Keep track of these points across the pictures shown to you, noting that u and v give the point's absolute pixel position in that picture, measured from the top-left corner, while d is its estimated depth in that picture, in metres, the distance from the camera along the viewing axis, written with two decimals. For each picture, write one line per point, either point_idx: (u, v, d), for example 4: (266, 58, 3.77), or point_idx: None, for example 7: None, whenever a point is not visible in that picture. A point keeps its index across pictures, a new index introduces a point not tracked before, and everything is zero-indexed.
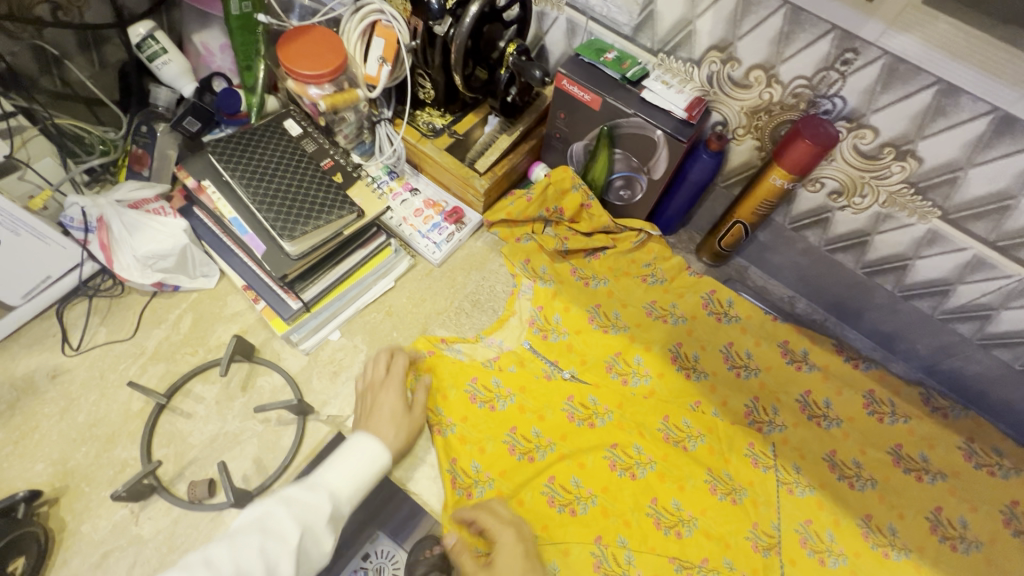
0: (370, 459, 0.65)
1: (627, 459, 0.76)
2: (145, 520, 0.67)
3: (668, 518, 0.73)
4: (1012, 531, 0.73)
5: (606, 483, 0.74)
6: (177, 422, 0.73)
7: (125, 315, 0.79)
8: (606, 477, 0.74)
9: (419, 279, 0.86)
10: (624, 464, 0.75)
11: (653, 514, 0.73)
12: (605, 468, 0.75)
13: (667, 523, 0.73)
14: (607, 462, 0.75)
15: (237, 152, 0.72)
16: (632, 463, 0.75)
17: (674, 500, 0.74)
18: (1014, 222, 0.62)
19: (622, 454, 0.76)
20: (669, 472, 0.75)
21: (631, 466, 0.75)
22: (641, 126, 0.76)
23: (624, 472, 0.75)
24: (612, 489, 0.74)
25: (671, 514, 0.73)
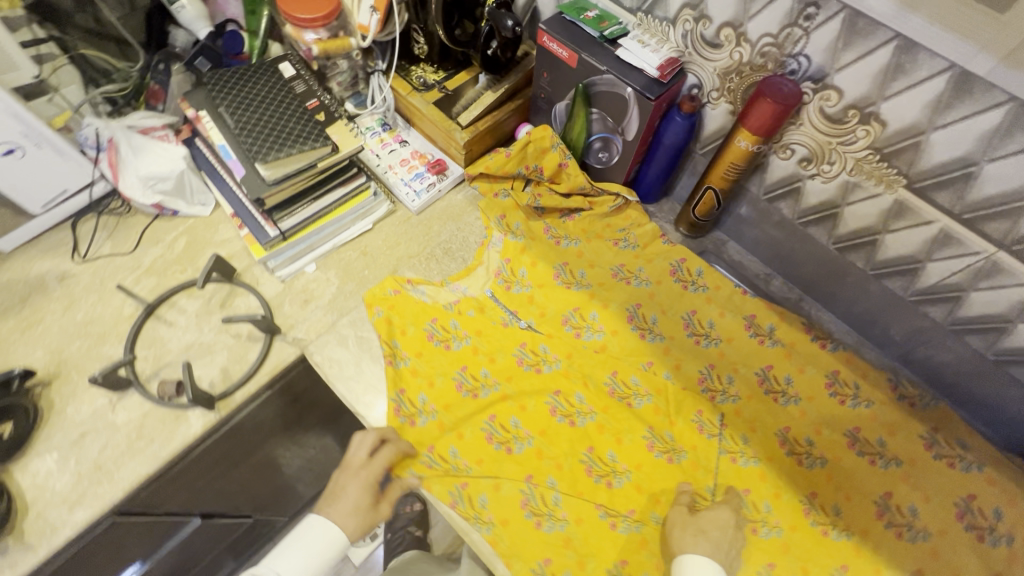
0: (321, 545, 0.65)
1: (568, 406, 0.77)
2: (120, 409, 0.74)
3: (601, 467, 0.74)
4: (965, 524, 0.69)
5: (545, 427, 0.76)
6: (159, 329, 0.80)
7: (129, 232, 0.87)
8: (545, 421, 0.76)
9: (397, 224, 0.91)
10: (565, 411, 0.77)
11: (586, 462, 0.74)
12: (544, 413, 0.77)
13: (600, 472, 0.74)
14: (548, 408, 0.77)
15: (232, 87, 0.79)
16: (573, 411, 0.77)
17: (610, 451, 0.75)
18: (979, 192, 0.59)
19: (564, 401, 0.78)
20: (608, 424, 0.77)
21: (571, 414, 0.77)
22: (614, 84, 0.77)
23: (563, 419, 0.77)
24: (550, 433, 0.76)
25: (605, 464, 0.74)
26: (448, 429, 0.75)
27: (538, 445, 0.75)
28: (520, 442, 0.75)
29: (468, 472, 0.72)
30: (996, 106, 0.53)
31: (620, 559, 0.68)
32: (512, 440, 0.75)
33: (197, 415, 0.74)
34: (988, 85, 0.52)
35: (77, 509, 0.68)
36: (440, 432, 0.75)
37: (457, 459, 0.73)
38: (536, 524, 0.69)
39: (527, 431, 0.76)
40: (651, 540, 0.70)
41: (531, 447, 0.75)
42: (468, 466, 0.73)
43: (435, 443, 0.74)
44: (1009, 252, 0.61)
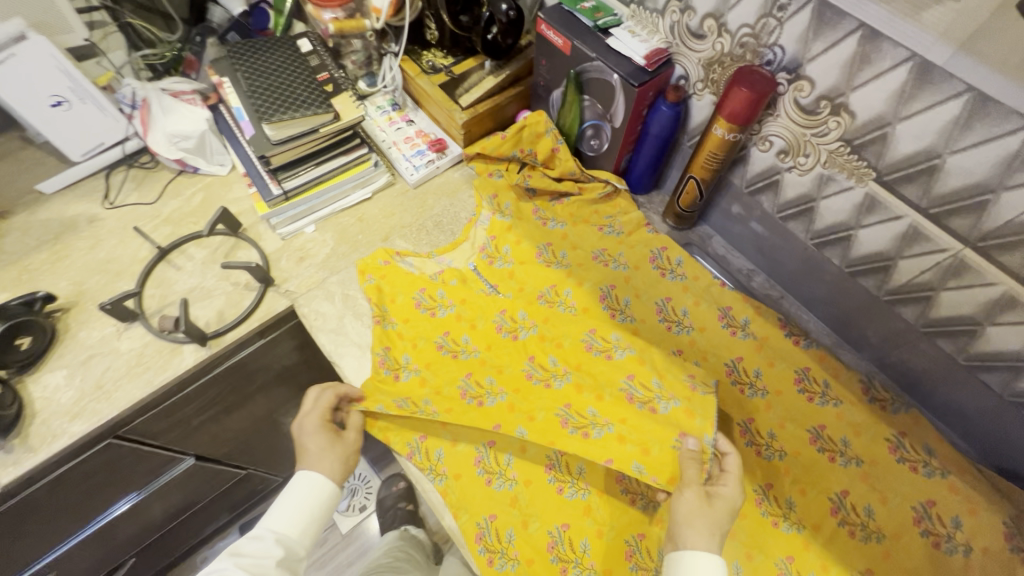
0: (311, 494, 0.69)
1: (544, 369, 0.78)
2: (125, 338, 0.82)
3: (578, 420, 0.73)
4: (921, 530, 0.68)
5: (520, 386, 0.78)
6: (168, 271, 0.87)
7: (153, 185, 0.96)
8: (519, 382, 0.78)
9: (394, 196, 0.96)
10: (541, 375, 0.78)
11: (562, 416, 0.73)
12: (520, 376, 0.78)
13: (576, 424, 0.73)
14: (523, 372, 0.79)
15: (251, 56, 0.87)
16: (548, 374, 0.78)
17: (590, 407, 0.73)
18: (943, 187, 0.59)
19: (539, 367, 0.79)
20: (585, 381, 0.76)
21: (547, 377, 0.78)
22: (602, 71, 0.80)
23: (539, 381, 0.77)
24: (524, 391, 0.77)
25: (582, 418, 0.73)
26: (425, 386, 0.78)
27: (510, 400, 0.76)
28: (493, 397, 0.77)
29: (438, 429, 0.76)
30: (955, 96, 0.53)
31: (562, 521, 0.72)
32: (484, 396, 0.77)
33: (191, 350, 0.81)
34: (947, 75, 0.53)
35: (77, 421, 0.76)
36: (418, 387, 0.78)
37: (428, 405, 0.75)
38: (486, 480, 0.73)
39: (502, 388, 0.78)
40: (595, 507, 0.72)
41: (504, 401, 0.76)
42: (436, 411, 0.75)
43: (410, 395, 0.77)
44: (974, 249, 0.61)
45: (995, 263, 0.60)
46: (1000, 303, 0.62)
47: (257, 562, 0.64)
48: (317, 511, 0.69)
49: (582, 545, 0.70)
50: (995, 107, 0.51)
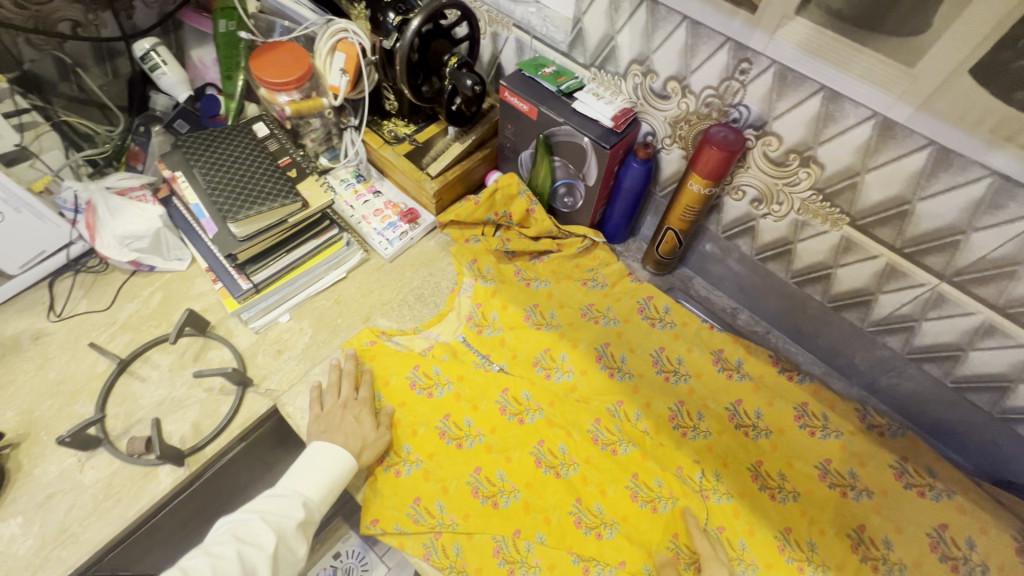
0: (334, 465, 0.70)
1: (552, 457, 0.77)
2: (89, 469, 0.74)
3: (590, 519, 0.73)
4: (939, 555, 0.70)
5: (530, 478, 0.76)
6: (132, 385, 0.80)
7: (105, 290, 0.88)
8: (530, 473, 0.76)
9: (369, 272, 0.93)
10: (550, 462, 0.77)
11: (575, 514, 0.74)
12: (530, 464, 0.76)
13: (589, 523, 0.73)
14: (532, 458, 0.77)
15: (204, 149, 0.83)
16: (556, 462, 0.77)
17: (597, 503, 0.75)
18: (916, 229, 0.62)
19: (548, 452, 0.77)
20: (591, 475, 0.76)
21: (556, 464, 0.77)
22: (572, 134, 0.80)
23: (549, 470, 0.76)
24: (536, 485, 0.75)
25: (595, 516, 0.74)
26: (431, 482, 0.75)
27: (524, 498, 0.74)
28: (507, 496, 0.74)
29: (455, 528, 0.72)
30: (919, 149, 0.56)
31: None
32: (498, 494, 0.74)
33: (167, 471, 0.74)
34: (909, 131, 0.56)
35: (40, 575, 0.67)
36: (425, 483, 0.75)
37: (444, 514, 0.73)
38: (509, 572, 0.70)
39: (513, 484, 0.75)
40: None
41: (517, 500, 0.74)
42: (455, 521, 0.72)
43: (420, 495, 0.74)
44: (951, 283, 0.64)
45: (972, 296, 0.63)
46: (980, 330, 0.65)
47: (280, 521, 0.65)
48: (337, 482, 0.70)
49: None
50: (958, 159, 0.54)
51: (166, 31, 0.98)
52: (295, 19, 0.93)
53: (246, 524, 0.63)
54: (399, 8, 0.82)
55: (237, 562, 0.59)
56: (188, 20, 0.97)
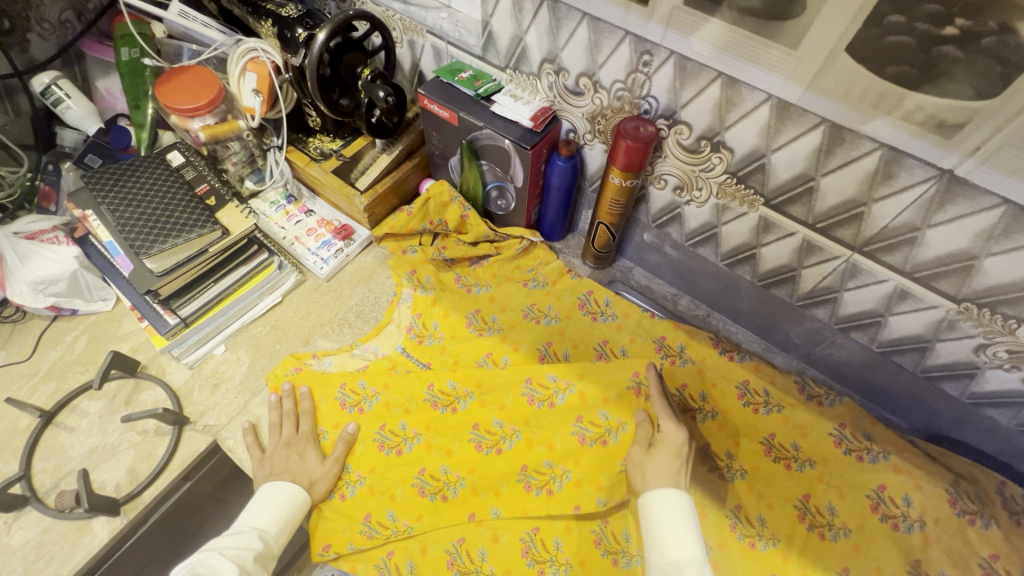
0: (287, 500, 0.69)
1: (491, 436, 0.78)
2: (16, 530, 0.70)
3: (538, 479, 0.76)
4: (880, 515, 0.72)
5: (473, 463, 0.77)
6: (59, 437, 0.76)
7: (24, 339, 0.84)
8: (472, 459, 0.77)
9: (306, 293, 0.91)
10: (489, 442, 0.78)
11: (524, 480, 0.76)
12: (471, 450, 0.77)
13: (539, 484, 0.75)
14: (472, 444, 0.78)
15: (113, 182, 0.80)
16: (497, 439, 0.78)
17: (545, 460, 0.76)
18: (824, 204, 0.64)
19: (486, 434, 0.78)
20: (534, 437, 0.78)
21: (496, 442, 0.78)
22: (493, 137, 0.80)
23: (490, 450, 0.77)
24: (479, 467, 0.77)
25: (542, 475, 0.76)
26: (378, 495, 0.74)
27: (470, 482, 0.76)
28: (454, 487, 0.75)
29: (411, 532, 0.73)
30: (814, 127, 0.58)
31: None
32: (444, 487, 0.75)
33: (102, 523, 0.70)
34: (802, 110, 0.57)
35: None
36: (371, 498, 0.74)
37: (396, 522, 0.73)
38: None
39: (457, 473, 0.76)
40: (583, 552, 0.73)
41: (464, 487, 0.76)
42: (409, 526, 0.73)
43: (369, 510, 0.73)
44: (862, 254, 0.66)
45: (882, 264, 0.65)
46: (894, 296, 0.67)
47: (240, 555, 0.62)
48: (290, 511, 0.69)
49: None
50: (849, 134, 0.56)
51: (69, 62, 0.93)
52: (203, 42, 0.89)
53: (205, 561, 0.60)
54: (307, 24, 0.83)
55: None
56: (89, 50, 0.93)
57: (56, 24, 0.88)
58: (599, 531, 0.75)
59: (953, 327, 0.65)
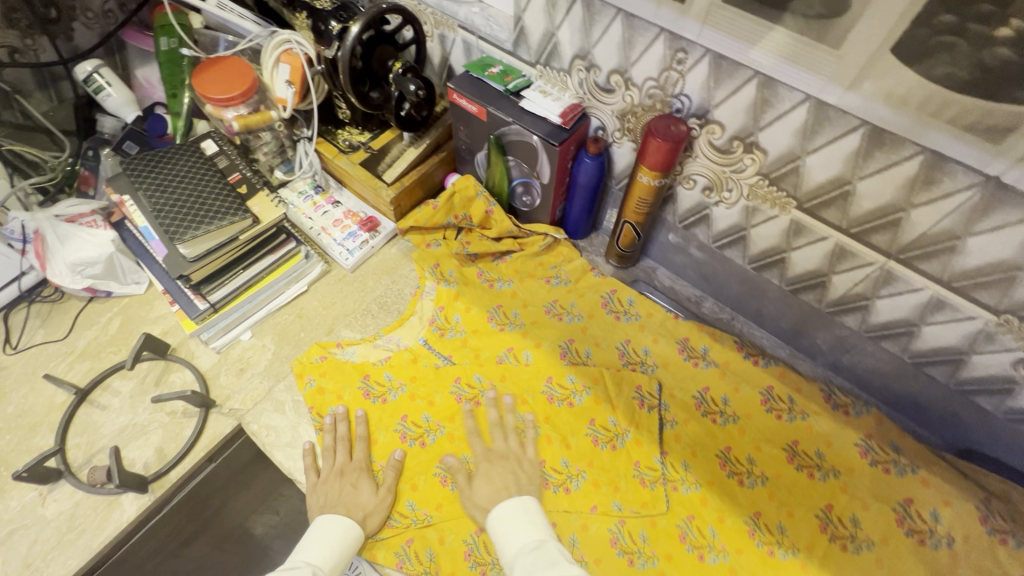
0: (340, 537, 0.68)
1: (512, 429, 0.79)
2: (51, 502, 0.72)
3: (556, 477, 0.76)
4: (906, 530, 0.71)
5: None
6: (92, 414, 0.79)
7: (62, 318, 0.87)
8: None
9: (332, 284, 0.92)
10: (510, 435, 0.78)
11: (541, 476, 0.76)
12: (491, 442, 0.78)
13: (556, 482, 0.76)
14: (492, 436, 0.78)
15: (149, 169, 0.82)
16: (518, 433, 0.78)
17: (562, 458, 0.77)
18: (859, 208, 0.62)
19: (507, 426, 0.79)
20: (553, 434, 0.79)
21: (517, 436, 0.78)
22: (521, 133, 0.80)
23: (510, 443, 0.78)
24: None
25: (560, 473, 0.76)
26: (400, 482, 0.75)
27: None
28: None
29: (431, 521, 0.73)
30: (853, 129, 0.56)
31: None
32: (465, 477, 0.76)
33: (131, 499, 0.73)
34: (841, 111, 0.56)
35: None
36: None
37: (416, 511, 0.73)
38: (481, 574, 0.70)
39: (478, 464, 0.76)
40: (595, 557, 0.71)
41: None
42: (428, 515, 0.73)
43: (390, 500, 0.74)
44: (897, 261, 0.64)
45: (918, 272, 0.63)
46: (929, 305, 0.65)
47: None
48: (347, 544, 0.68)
49: None
50: (890, 137, 0.55)
51: (110, 51, 0.96)
52: (239, 33, 0.91)
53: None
54: (341, 16, 0.82)
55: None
56: (130, 40, 0.95)
57: (100, 13, 0.91)
58: (618, 529, 0.73)
59: (991, 340, 0.63)
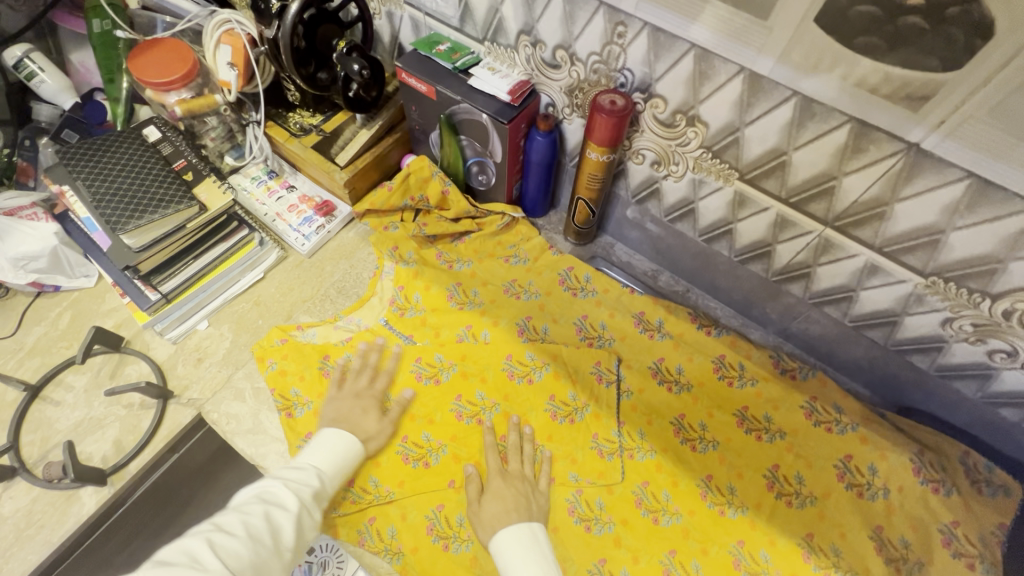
0: (345, 451, 0.72)
1: (472, 407, 0.80)
2: (6, 500, 0.72)
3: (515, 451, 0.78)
4: (846, 484, 0.74)
5: (455, 432, 0.79)
6: (46, 410, 0.78)
7: (8, 315, 0.84)
8: (453, 427, 0.79)
9: (288, 270, 0.91)
10: (470, 412, 0.80)
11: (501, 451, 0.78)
12: (451, 420, 0.79)
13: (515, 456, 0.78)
14: (454, 414, 0.80)
15: (88, 159, 0.79)
16: (477, 410, 0.80)
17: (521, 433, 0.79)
18: (797, 178, 0.64)
19: (467, 404, 0.80)
20: (512, 410, 0.80)
21: (477, 413, 0.80)
22: (470, 112, 0.79)
23: (470, 420, 0.79)
24: (460, 437, 0.78)
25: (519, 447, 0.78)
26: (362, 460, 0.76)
27: (452, 451, 0.77)
28: (435, 454, 0.77)
29: (392, 498, 0.74)
30: (785, 101, 0.58)
31: None
32: (427, 454, 0.77)
33: (89, 493, 0.72)
34: (774, 83, 0.57)
35: None
36: None
37: (379, 488, 0.75)
38: (443, 547, 0.72)
39: (439, 441, 0.78)
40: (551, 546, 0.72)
41: (446, 454, 0.77)
42: (390, 491, 0.75)
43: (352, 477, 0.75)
44: (834, 228, 0.66)
45: (853, 238, 0.65)
46: (865, 270, 0.68)
47: (299, 489, 0.65)
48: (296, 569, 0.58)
49: None
50: (819, 108, 0.56)
51: (41, 34, 0.92)
52: (177, 14, 0.88)
53: (268, 489, 0.63)
54: None
55: (265, 521, 0.59)
56: (61, 22, 0.91)
57: None
58: (575, 497, 0.75)
59: (921, 301, 0.66)
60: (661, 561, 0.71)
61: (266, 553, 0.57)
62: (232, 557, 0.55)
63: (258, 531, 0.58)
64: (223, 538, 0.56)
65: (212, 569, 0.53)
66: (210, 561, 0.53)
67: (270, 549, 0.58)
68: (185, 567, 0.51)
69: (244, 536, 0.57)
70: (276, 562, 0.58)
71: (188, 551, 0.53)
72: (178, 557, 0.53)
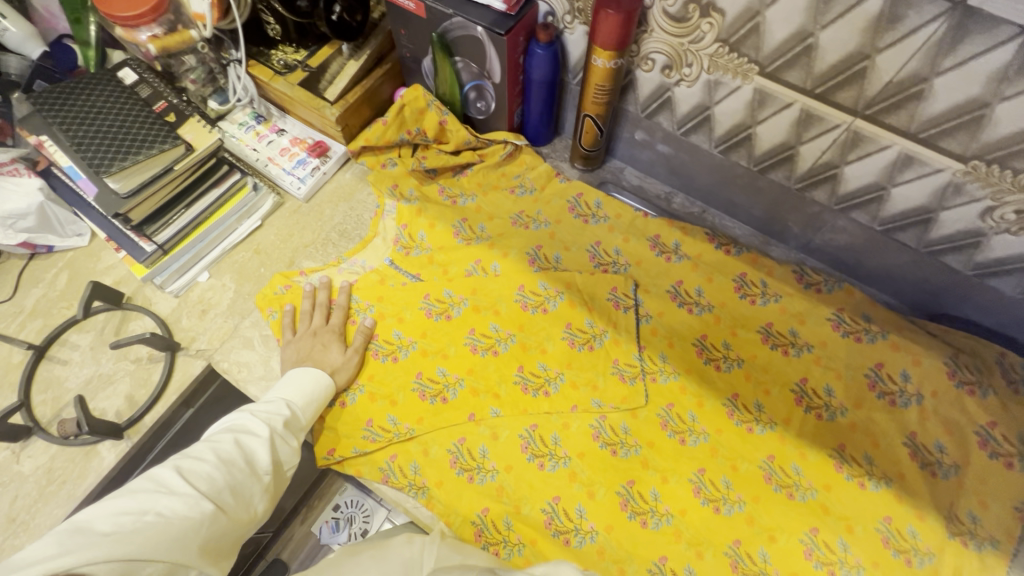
0: (312, 382, 0.69)
1: (487, 339, 0.78)
2: (25, 459, 0.71)
3: (534, 381, 0.76)
4: (878, 393, 0.72)
5: (470, 364, 0.76)
6: (54, 369, 0.76)
7: (4, 279, 0.82)
8: (469, 360, 0.77)
9: (287, 216, 0.87)
10: (485, 344, 0.77)
11: (520, 381, 0.76)
12: (466, 353, 0.77)
13: (535, 386, 0.75)
14: (468, 347, 0.77)
15: (62, 103, 0.75)
16: (492, 342, 0.77)
17: (540, 363, 0.76)
18: (823, 64, 0.59)
19: (481, 337, 0.78)
20: (529, 341, 0.77)
21: (492, 345, 0.77)
22: (464, 27, 0.73)
23: (486, 352, 0.77)
24: (476, 369, 0.76)
25: (538, 377, 0.76)
26: (380, 399, 0.74)
27: (469, 384, 0.75)
28: (453, 388, 0.75)
29: (413, 434, 0.73)
30: None
31: (553, 496, 0.70)
32: (444, 389, 0.75)
33: (108, 446, 0.71)
34: None
35: None
36: (371, 403, 0.74)
37: (398, 425, 0.73)
38: (468, 479, 0.71)
39: (456, 375, 0.76)
40: (579, 471, 0.71)
41: (464, 388, 0.75)
42: (411, 428, 0.73)
43: (370, 416, 0.73)
44: (864, 118, 0.61)
45: (885, 127, 0.61)
46: (898, 163, 0.63)
47: (270, 418, 0.63)
48: (191, 539, 0.50)
49: (578, 510, 0.69)
50: None
51: None
52: None
53: (238, 420, 0.62)
54: None
55: (236, 446, 0.58)
56: None
57: None
58: (599, 423, 0.73)
59: (959, 192, 0.62)
60: (690, 479, 0.70)
61: (241, 475, 0.57)
62: (204, 480, 0.54)
63: (229, 455, 0.57)
64: (191, 464, 0.55)
65: (182, 492, 0.52)
66: (178, 484, 0.52)
67: (244, 472, 0.57)
68: (151, 491, 0.51)
69: (216, 461, 0.56)
70: (253, 484, 0.58)
71: (156, 478, 0.53)
72: (144, 484, 0.52)
